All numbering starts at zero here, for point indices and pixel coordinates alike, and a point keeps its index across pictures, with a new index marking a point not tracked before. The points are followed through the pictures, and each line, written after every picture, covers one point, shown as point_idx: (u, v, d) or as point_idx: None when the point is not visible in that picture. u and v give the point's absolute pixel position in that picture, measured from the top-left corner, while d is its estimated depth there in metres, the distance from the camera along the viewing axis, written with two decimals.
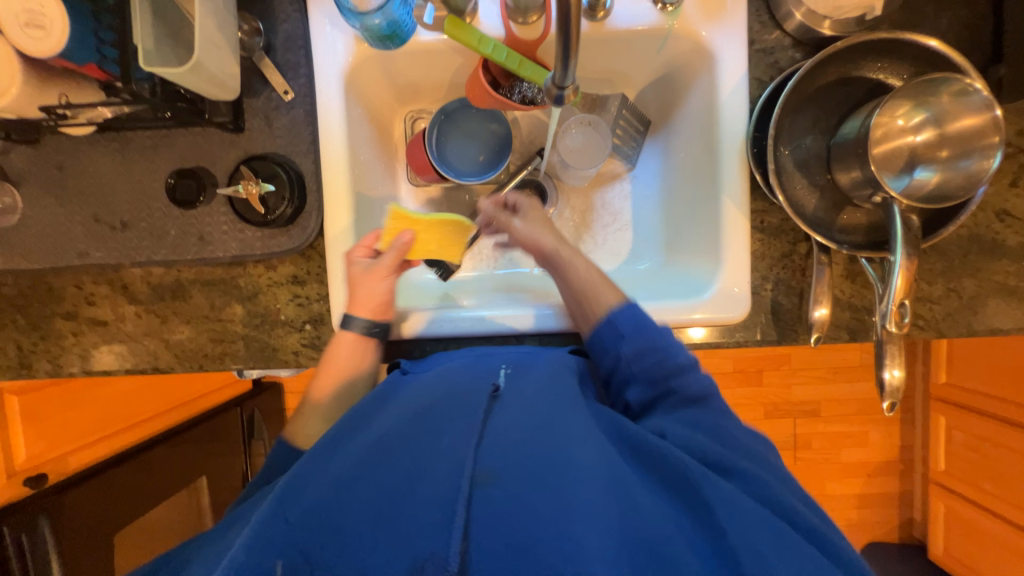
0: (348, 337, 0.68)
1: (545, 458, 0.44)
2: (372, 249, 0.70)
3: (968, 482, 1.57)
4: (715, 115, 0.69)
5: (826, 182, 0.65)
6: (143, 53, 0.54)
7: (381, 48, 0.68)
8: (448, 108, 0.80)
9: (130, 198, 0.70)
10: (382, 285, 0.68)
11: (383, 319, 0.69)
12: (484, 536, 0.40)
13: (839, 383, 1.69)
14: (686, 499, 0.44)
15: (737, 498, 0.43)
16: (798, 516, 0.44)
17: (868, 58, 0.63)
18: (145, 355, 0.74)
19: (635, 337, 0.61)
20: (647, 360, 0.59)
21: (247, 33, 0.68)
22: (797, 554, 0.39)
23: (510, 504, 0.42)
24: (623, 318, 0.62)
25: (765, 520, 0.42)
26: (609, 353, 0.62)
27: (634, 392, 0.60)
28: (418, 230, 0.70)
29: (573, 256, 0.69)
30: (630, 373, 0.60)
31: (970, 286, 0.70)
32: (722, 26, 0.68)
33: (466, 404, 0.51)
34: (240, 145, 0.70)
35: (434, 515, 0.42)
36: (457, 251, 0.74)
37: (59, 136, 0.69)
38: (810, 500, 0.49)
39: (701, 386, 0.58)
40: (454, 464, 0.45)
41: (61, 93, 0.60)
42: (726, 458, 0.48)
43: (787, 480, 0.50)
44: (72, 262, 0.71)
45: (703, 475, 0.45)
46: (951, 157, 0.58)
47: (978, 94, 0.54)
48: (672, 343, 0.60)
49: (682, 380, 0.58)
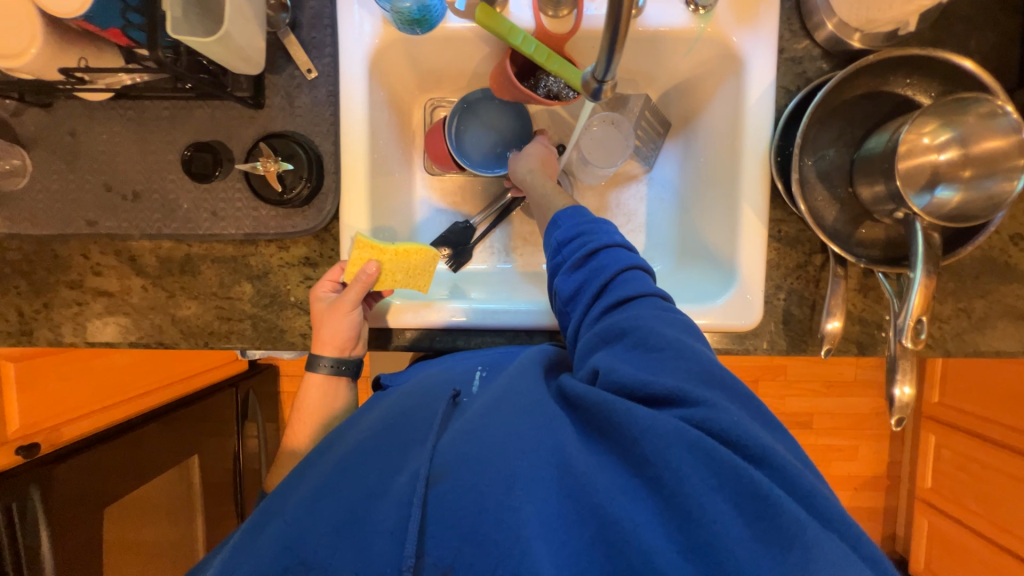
0: (316, 378, 0.70)
1: (491, 445, 0.46)
2: (338, 282, 0.70)
3: (952, 500, 1.60)
4: (741, 120, 0.69)
5: (848, 195, 0.65)
6: (172, 21, 0.53)
7: (409, 33, 0.67)
8: (470, 98, 0.80)
9: (143, 169, 0.69)
10: (346, 321, 0.67)
11: (350, 355, 0.70)
12: (440, 530, 0.42)
13: (833, 397, 1.71)
14: (617, 441, 0.46)
15: (654, 419, 0.44)
16: (720, 423, 0.43)
17: (898, 74, 0.63)
18: (150, 329, 0.73)
19: (569, 228, 0.64)
20: (575, 243, 0.62)
21: (274, 8, 0.67)
22: (729, 491, 0.40)
23: (458, 494, 0.43)
24: (565, 218, 0.65)
25: (682, 438, 0.42)
26: (550, 245, 0.66)
27: (562, 276, 0.62)
28: (384, 260, 0.68)
29: (534, 177, 0.74)
30: (562, 258, 0.63)
31: (980, 307, 0.71)
32: (754, 31, 0.67)
33: (428, 414, 0.55)
34: (258, 122, 0.68)
35: (393, 515, 0.44)
36: (424, 279, 0.72)
37: (73, 101, 0.68)
38: (738, 390, 0.48)
39: (624, 264, 0.59)
40: (413, 468, 0.47)
41: (82, 57, 0.59)
42: (652, 383, 0.47)
43: (715, 369, 0.49)
44: (80, 230, 0.70)
45: (624, 409, 0.45)
46: (974, 177, 0.57)
47: (1006, 117, 0.54)
48: (601, 229, 0.62)
49: (605, 259, 0.59)
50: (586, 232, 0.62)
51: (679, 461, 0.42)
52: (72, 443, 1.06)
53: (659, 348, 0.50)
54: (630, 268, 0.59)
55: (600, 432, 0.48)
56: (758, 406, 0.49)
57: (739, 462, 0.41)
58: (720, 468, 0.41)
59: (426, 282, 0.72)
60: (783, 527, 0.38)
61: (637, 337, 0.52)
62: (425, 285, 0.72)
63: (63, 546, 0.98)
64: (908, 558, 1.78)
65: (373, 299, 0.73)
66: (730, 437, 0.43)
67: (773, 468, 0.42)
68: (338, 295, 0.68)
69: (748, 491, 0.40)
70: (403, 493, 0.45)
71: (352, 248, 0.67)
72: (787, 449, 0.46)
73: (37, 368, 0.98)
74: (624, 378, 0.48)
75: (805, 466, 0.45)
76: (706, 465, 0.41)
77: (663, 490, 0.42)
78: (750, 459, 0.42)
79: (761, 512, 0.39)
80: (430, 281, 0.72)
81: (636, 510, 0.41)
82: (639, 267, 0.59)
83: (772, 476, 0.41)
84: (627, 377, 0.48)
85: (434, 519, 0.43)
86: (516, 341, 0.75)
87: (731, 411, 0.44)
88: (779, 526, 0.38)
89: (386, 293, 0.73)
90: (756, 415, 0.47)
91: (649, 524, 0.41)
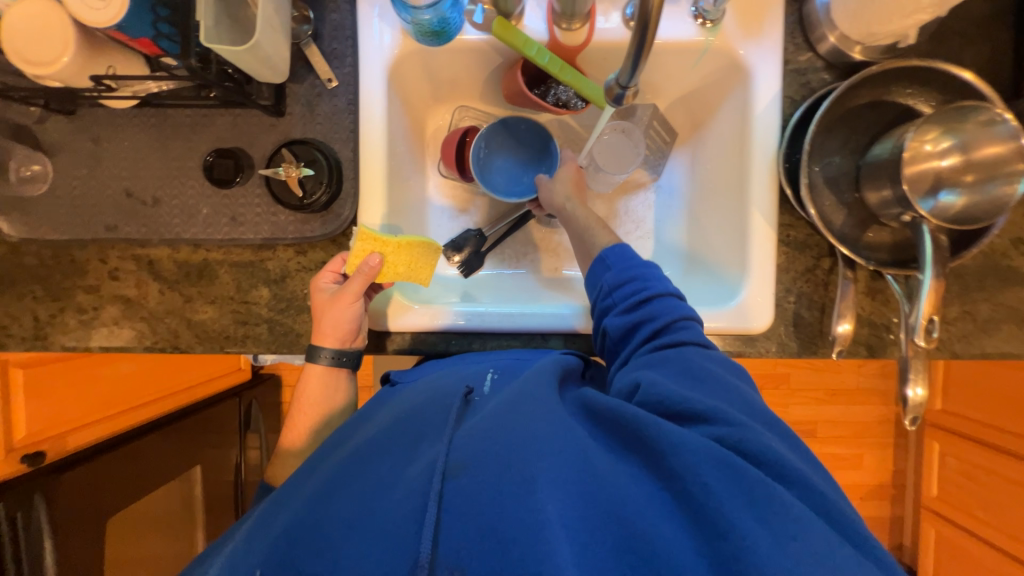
0: (316, 369, 0.69)
1: (509, 443, 0.47)
2: (339, 273, 0.70)
3: (959, 508, 1.59)
4: (749, 128, 0.71)
5: (855, 200, 0.67)
6: (205, 30, 0.55)
7: (428, 44, 0.70)
8: (510, 120, 0.81)
9: (164, 175, 0.70)
10: (349, 310, 0.67)
11: (350, 347, 0.70)
12: (456, 527, 0.42)
13: (836, 405, 1.71)
14: (646, 455, 0.46)
15: (686, 437, 0.44)
16: (752, 445, 0.44)
17: (900, 84, 0.66)
18: (166, 334, 0.73)
19: (620, 271, 0.63)
20: (628, 289, 0.62)
21: (297, 20, 0.69)
22: (755, 499, 0.41)
23: (478, 490, 0.44)
24: (614, 257, 0.65)
25: (715, 457, 0.43)
26: (597, 285, 0.65)
27: (612, 318, 0.62)
28: (386, 252, 0.68)
29: (576, 208, 0.73)
30: (612, 301, 0.63)
31: (985, 310, 0.72)
32: (760, 44, 0.70)
33: (442, 408, 0.55)
34: (279, 129, 0.70)
35: (407, 506, 0.44)
36: (425, 273, 0.72)
37: (97, 109, 0.69)
38: (764, 414, 0.50)
39: (679, 314, 0.59)
40: (427, 462, 0.48)
41: (110, 66, 0.61)
42: (691, 400, 0.49)
43: (754, 405, 0.51)
44: (100, 234, 0.70)
45: (654, 424, 0.46)
46: (976, 182, 0.59)
47: (1005, 124, 0.56)
48: (652, 277, 0.62)
49: (659, 307, 0.60)
50: (638, 276, 0.62)
51: (710, 477, 0.42)
52: (76, 453, 1.04)
53: (702, 377, 0.52)
54: (684, 318, 0.59)
55: (629, 446, 0.48)
56: (787, 430, 0.50)
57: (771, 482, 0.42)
58: (752, 488, 0.41)
59: (427, 274, 0.72)
60: (814, 545, 0.39)
61: (681, 366, 0.54)
62: (426, 279, 0.72)
63: (64, 558, 0.96)
64: (915, 569, 1.77)
65: (374, 289, 0.73)
66: (759, 456, 0.44)
67: (798, 485, 0.43)
68: (340, 286, 0.68)
69: (781, 512, 0.40)
70: (418, 485, 0.45)
71: (355, 241, 0.67)
72: (821, 476, 0.47)
73: (45, 375, 0.97)
74: (666, 392, 0.50)
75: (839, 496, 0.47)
76: (738, 484, 0.42)
77: (692, 505, 0.42)
78: (775, 477, 0.44)
79: (793, 534, 0.39)
80: (431, 274, 0.73)
81: (666, 525, 0.42)
82: (693, 318, 0.60)
83: (798, 494, 0.43)
84: (670, 392, 0.50)
85: (449, 514, 0.43)
86: (532, 345, 0.76)
87: (764, 435, 0.46)
88: (809, 545, 0.39)
89: (387, 285, 0.74)
90: (784, 437, 0.49)
91: (676, 538, 0.41)
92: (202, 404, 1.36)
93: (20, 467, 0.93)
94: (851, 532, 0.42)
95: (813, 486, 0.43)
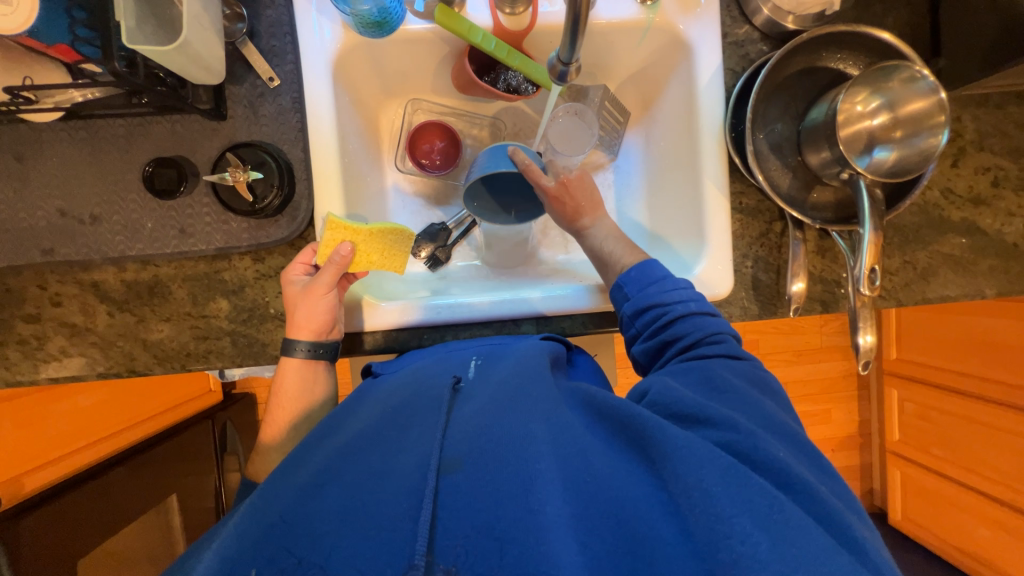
0: (293, 364, 0.67)
1: (506, 442, 0.48)
2: (310, 265, 0.69)
3: (920, 449, 1.71)
4: (695, 101, 0.74)
5: (798, 163, 0.71)
6: (127, 31, 0.51)
7: (370, 36, 0.68)
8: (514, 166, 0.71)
9: (101, 191, 0.66)
10: (324, 301, 0.66)
11: (327, 339, 0.68)
12: (451, 521, 0.44)
13: (803, 364, 1.80)
14: (653, 463, 0.47)
15: (692, 443, 0.45)
16: (759, 452, 0.45)
17: (829, 50, 0.69)
18: (121, 358, 0.70)
19: (639, 297, 0.63)
20: (648, 315, 0.63)
21: (230, 18, 0.66)
22: (748, 493, 0.41)
23: (472, 486, 0.45)
24: (631, 282, 0.65)
25: (719, 463, 0.43)
26: (619, 314, 0.67)
27: (638, 346, 0.64)
28: (359, 241, 0.67)
29: (596, 224, 0.73)
30: (635, 329, 0.64)
31: (923, 258, 0.78)
32: (698, 19, 0.72)
33: (432, 400, 0.56)
34: (222, 133, 0.67)
35: (402, 504, 0.44)
36: (400, 260, 0.72)
37: (17, 125, 0.64)
38: (783, 426, 0.50)
39: (705, 332, 0.59)
40: (422, 457, 0.48)
41: (26, 75, 0.56)
42: (703, 405, 0.50)
43: (775, 418, 0.51)
44: (35, 259, 0.66)
45: (660, 429, 0.47)
46: (905, 136, 0.64)
47: (925, 80, 0.60)
48: (673, 299, 0.62)
49: (683, 328, 0.60)
50: (658, 300, 0.62)
51: (710, 481, 0.42)
52: (37, 495, 0.96)
53: (723, 389, 0.52)
54: (710, 333, 0.59)
55: (638, 454, 0.48)
56: (806, 444, 0.50)
57: (774, 490, 0.42)
58: (751, 494, 0.41)
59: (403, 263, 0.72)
60: (810, 549, 0.39)
61: (703, 376, 0.54)
62: (400, 266, 0.72)
63: None
64: (886, 510, 1.89)
65: (348, 280, 0.72)
66: (764, 463, 0.44)
67: (803, 492, 0.43)
68: (312, 277, 0.67)
69: (780, 520, 0.40)
70: (413, 481, 0.46)
71: (324, 230, 0.66)
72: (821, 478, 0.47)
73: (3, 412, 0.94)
74: (681, 395, 0.51)
75: (839, 499, 0.46)
76: (740, 491, 0.42)
77: (690, 511, 0.42)
78: (778, 483, 0.44)
79: (791, 541, 0.39)
80: (405, 263, 0.73)
81: (665, 527, 0.42)
82: (722, 334, 0.60)
83: (802, 503, 0.43)
84: (683, 396, 0.51)
85: (446, 512, 0.44)
86: (504, 331, 0.76)
87: (770, 442, 0.46)
88: (799, 536, 0.39)
89: (361, 275, 0.72)
90: (798, 447, 0.49)
91: (675, 542, 0.41)
92: (172, 431, 1.31)
93: None
94: (849, 539, 0.42)
95: (816, 495, 0.43)
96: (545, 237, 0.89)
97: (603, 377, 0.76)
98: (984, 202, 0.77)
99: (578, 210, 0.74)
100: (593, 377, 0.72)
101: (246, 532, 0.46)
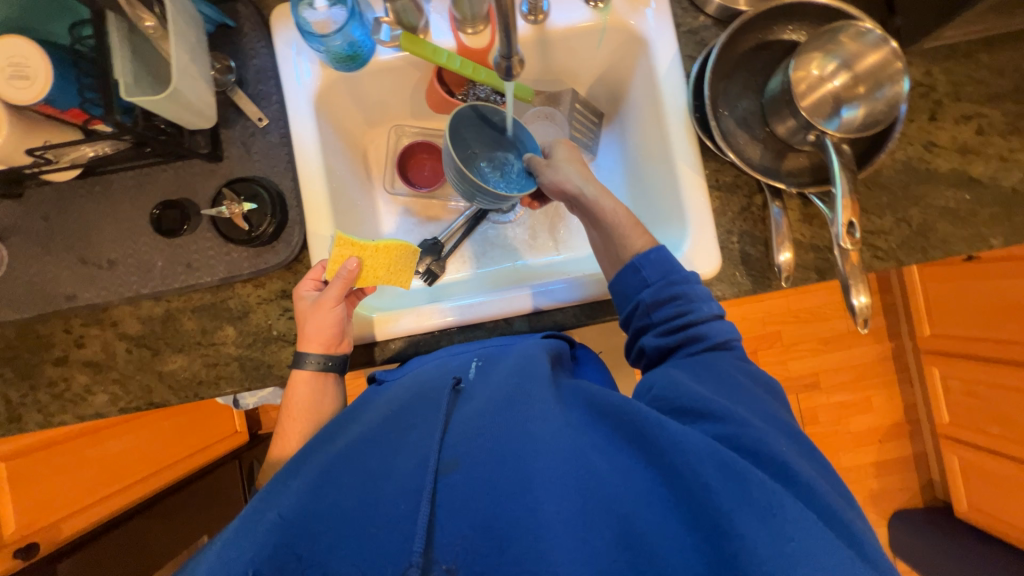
0: (303, 377, 0.68)
1: (503, 441, 0.48)
2: (321, 280, 0.71)
3: (977, 430, 1.58)
4: (659, 90, 0.76)
5: (766, 134, 0.71)
6: (125, 87, 0.59)
7: (345, 70, 0.74)
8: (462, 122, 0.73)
9: (116, 237, 0.72)
10: (330, 316, 0.68)
11: (337, 351, 0.70)
12: (452, 523, 0.44)
13: (832, 351, 1.71)
14: (646, 451, 0.47)
15: (690, 436, 0.45)
16: (764, 448, 0.45)
17: (780, 22, 0.71)
18: (139, 391, 0.74)
19: (660, 287, 0.62)
20: (668, 309, 0.61)
21: (220, 71, 0.73)
22: (748, 487, 0.42)
23: (468, 486, 0.45)
24: (650, 266, 0.63)
25: (716, 456, 0.44)
26: (632, 300, 0.64)
27: (650, 339, 0.62)
28: (365, 256, 0.69)
29: (600, 196, 0.70)
30: (650, 321, 0.62)
31: (916, 215, 0.76)
32: (650, 15, 0.76)
33: (430, 401, 0.56)
34: (220, 173, 0.73)
35: (400, 504, 0.45)
36: (404, 276, 0.74)
37: (42, 189, 0.72)
38: (782, 423, 0.51)
39: (724, 336, 0.60)
40: (421, 456, 0.49)
41: (46, 139, 0.63)
42: (710, 403, 0.50)
43: (776, 417, 0.51)
44: (60, 305, 0.72)
45: (657, 423, 0.46)
46: (868, 91, 0.65)
47: (871, 33, 0.62)
48: (696, 298, 0.61)
49: (705, 329, 0.59)
50: (680, 294, 0.61)
51: (710, 476, 0.42)
52: (68, 543, 1.02)
53: (730, 385, 0.54)
54: (727, 341, 0.60)
55: (630, 440, 0.48)
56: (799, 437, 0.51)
57: (774, 485, 0.42)
58: (750, 489, 0.42)
59: (405, 279, 0.74)
60: (806, 542, 0.39)
61: (712, 370, 0.56)
62: (405, 281, 0.74)
63: None
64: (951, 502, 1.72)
65: (356, 296, 0.74)
66: (764, 456, 0.45)
67: (802, 487, 0.44)
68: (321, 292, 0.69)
69: (777, 511, 0.40)
70: (411, 482, 0.46)
71: (335, 248, 0.69)
72: (823, 475, 0.47)
73: (27, 465, 0.95)
74: (688, 391, 0.52)
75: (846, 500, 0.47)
76: (735, 482, 0.42)
77: (691, 505, 0.42)
78: (780, 478, 0.44)
79: (788, 534, 0.40)
80: (409, 277, 0.75)
81: (665, 523, 0.43)
82: (732, 339, 0.60)
83: (799, 494, 0.44)
84: (693, 393, 0.51)
85: (444, 511, 0.45)
86: (498, 331, 0.77)
87: (772, 437, 0.47)
88: (772, 513, 0.40)
89: (369, 289, 0.74)
90: (800, 446, 0.49)
91: (674, 536, 0.42)
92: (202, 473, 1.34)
93: (14, 561, 0.91)
94: (844, 530, 0.43)
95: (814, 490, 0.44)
96: (535, 242, 0.90)
97: (604, 369, 0.76)
98: (972, 151, 0.76)
99: (562, 163, 0.73)
100: (596, 375, 0.71)
101: (245, 535, 0.45)
